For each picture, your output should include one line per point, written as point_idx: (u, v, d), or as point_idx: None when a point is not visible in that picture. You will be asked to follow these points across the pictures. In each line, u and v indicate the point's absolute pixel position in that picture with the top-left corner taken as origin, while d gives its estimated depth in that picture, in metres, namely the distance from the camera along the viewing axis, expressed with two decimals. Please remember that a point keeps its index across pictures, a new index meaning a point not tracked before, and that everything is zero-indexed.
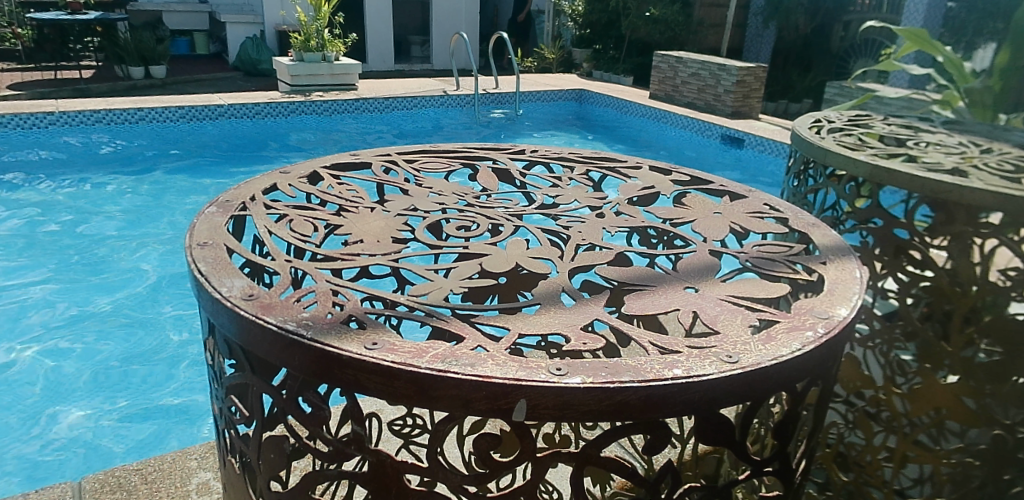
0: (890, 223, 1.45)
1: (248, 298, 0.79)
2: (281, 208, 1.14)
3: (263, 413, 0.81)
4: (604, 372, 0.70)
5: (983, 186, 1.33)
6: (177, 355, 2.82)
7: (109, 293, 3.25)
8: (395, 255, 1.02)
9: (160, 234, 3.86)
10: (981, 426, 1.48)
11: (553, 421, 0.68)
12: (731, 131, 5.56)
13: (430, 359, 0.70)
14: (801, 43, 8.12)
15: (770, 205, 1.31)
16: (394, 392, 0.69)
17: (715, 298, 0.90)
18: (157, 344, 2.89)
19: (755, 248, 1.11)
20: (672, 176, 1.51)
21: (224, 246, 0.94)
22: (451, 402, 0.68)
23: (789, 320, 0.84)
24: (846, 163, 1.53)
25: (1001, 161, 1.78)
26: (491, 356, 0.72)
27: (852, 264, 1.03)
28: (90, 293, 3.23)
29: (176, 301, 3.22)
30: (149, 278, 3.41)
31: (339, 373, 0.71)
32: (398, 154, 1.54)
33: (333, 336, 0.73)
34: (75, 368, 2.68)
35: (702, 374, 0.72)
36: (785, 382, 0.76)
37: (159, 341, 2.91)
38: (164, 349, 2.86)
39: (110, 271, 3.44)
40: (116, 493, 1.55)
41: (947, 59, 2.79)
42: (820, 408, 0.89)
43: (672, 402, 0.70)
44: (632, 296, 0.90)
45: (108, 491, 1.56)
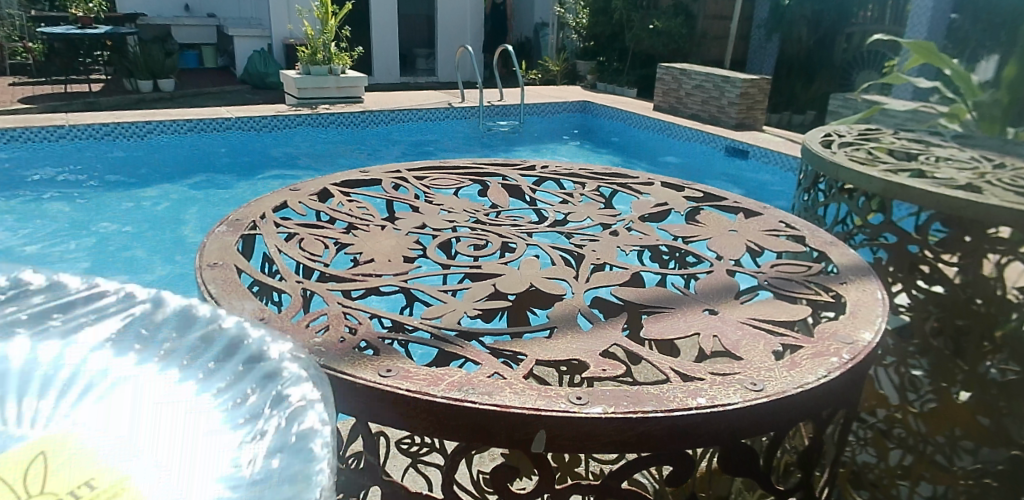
0: (904, 238, 1.43)
1: (259, 322, 0.78)
2: (290, 227, 1.12)
3: None
4: (625, 401, 0.68)
5: (999, 202, 1.31)
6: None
7: None
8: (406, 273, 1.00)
9: (168, 247, 3.86)
10: (998, 446, 1.46)
11: (574, 451, 0.66)
12: (736, 143, 5.54)
13: (445, 387, 0.68)
14: (805, 55, 8.12)
15: (785, 223, 1.29)
16: (408, 422, 0.67)
17: (734, 321, 0.88)
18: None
19: (773, 269, 1.09)
20: (684, 192, 1.50)
21: (234, 267, 0.92)
22: (466, 432, 0.66)
23: (813, 346, 0.81)
24: (858, 178, 1.51)
25: (1015, 177, 1.75)
26: (508, 384, 0.70)
27: (873, 285, 1.01)
28: None
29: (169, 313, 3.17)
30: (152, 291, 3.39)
31: (353, 402, 0.69)
32: (408, 171, 1.52)
33: (345, 362, 0.71)
34: None
35: (726, 403, 0.69)
36: (810, 410, 0.74)
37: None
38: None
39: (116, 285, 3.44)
40: None
41: (955, 72, 2.75)
42: (843, 435, 0.86)
43: (697, 432, 0.68)
44: (650, 318, 0.88)
45: None
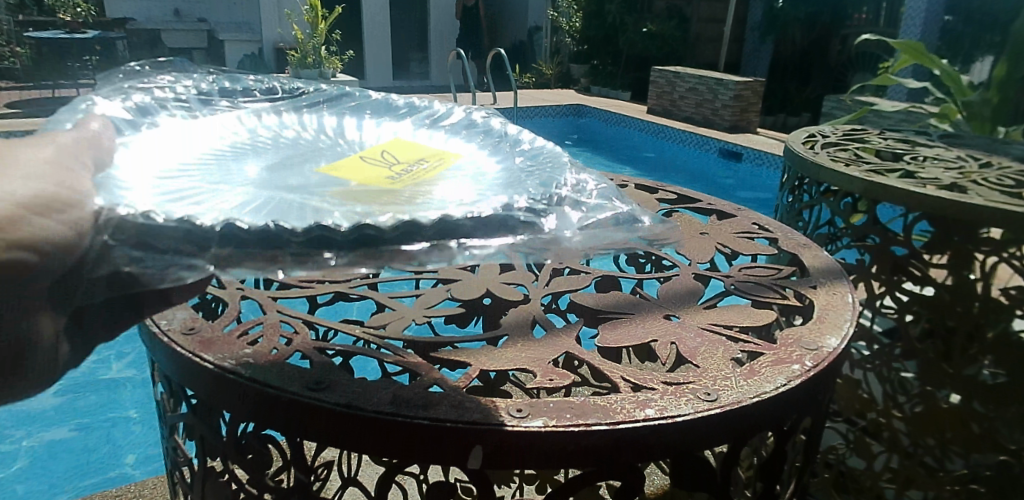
0: (886, 240, 1.39)
1: (188, 333, 0.74)
2: None
3: (204, 455, 0.75)
4: (568, 413, 0.64)
5: (982, 202, 1.27)
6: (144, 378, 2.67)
7: None
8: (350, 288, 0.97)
9: None
10: (985, 451, 1.41)
11: (512, 467, 0.62)
12: (730, 145, 5.52)
13: (378, 399, 0.64)
14: (799, 57, 8.10)
15: (759, 225, 1.25)
16: (336, 437, 0.63)
17: (696, 327, 0.84)
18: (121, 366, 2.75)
19: (742, 272, 1.05)
20: (658, 194, 1.46)
21: None
22: (398, 448, 0.62)
23: (774, 353, 0.78)
24: (839, 179, 1.47)
25: (1001, 176, 1.72)
26: (446, 396, 0.66)
27: (844, 288, 0.97)
28: None
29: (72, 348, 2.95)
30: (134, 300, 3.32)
31: (280, 416, 0.65)
32: None
33: (275, 374, 0.67)
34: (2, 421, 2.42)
35: (676, 415, 0.65)
36: (770, 420, 0.70)
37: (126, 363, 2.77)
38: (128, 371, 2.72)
39: None
40: None
41: (946, 72, 2.74)
42: (810, 444, 0.83)
43: (643, 445, 0.64)
44: (606, 325, 0.85)
45: None
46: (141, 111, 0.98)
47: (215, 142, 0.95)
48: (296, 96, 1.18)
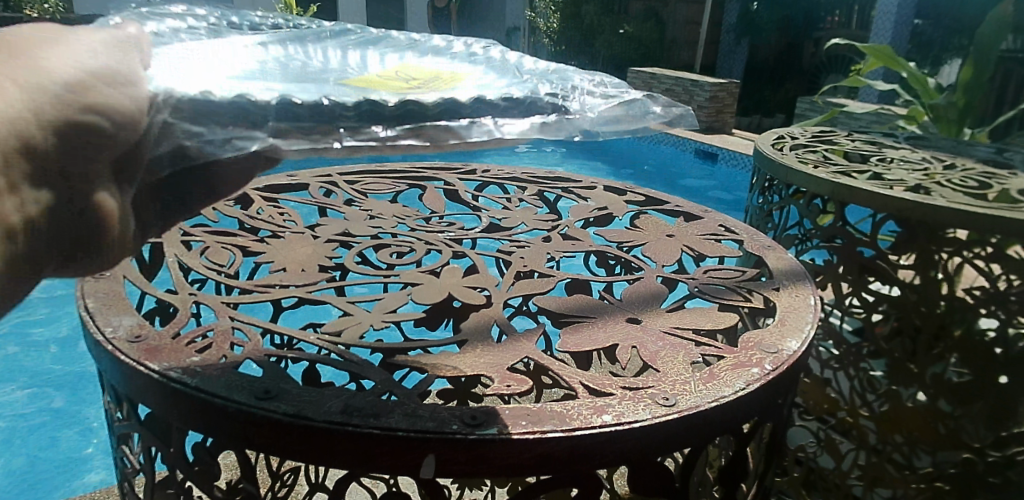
0: (852, 241, 1.41)
1: (134, 340, 0.71)
2: (199, 234, 1.06)
3: (151, 466, 0.73)
4: (524, 420, 0.63)
5: (945, 204, 1.29)
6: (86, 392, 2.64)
7: None
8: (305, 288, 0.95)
9: None
10: (950, 449, 1.41)
11: (466, 477, 0.61)
12: (705, 146, 5.56)
13: (328, 408, 0.62)
14: (773, 59, 8.19)
15: (725, 227, 1.26)
16: (286, 448, 0.61)
17: (657, 330, 0.83)
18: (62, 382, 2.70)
19: (706, 274, 1.05)
20: (626, 195, 1.45)
21: (121, 279, 0.85)
22: (350, 458, 0.60)
23: (734, 356, 0.77)
24: (807, 181, 1.48)
25: (965, 177, 1.75)
26: (400, 404, 0.64)
27: (807, 290, 0.97)
28: None
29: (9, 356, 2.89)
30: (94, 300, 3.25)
31: (227, 426, 0.63)
32: (339, 175, 1.46)
33: (222, 383, 0.65)
34: None
35: (633, 420, 0.64)
36: (727, 424, 0.69)
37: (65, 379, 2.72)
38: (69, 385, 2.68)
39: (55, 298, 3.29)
40: None
41: (912, 75, 2.79)
42: (771, 446, 0.82)
43: (598, 452, 0.63)
44: (567, 329, 0.83)
45: None
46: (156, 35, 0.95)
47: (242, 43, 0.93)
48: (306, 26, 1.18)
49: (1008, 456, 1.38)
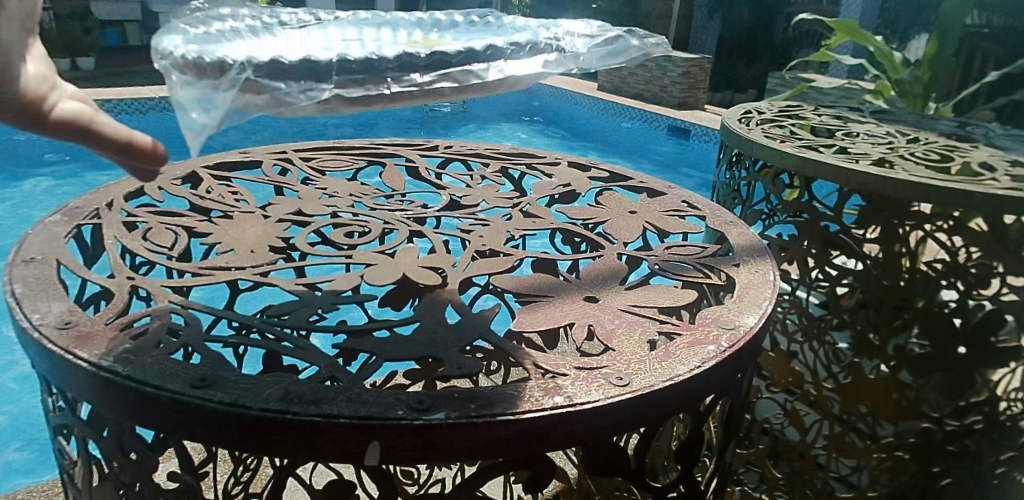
0: (817, 216, 1.41)
1: (62, 327, 0.67)
2: (143, 215, 1.01)
3: (87, 459, 0.70)
4: (473, 403, 0.61)
5: (907, 177, 1.29)
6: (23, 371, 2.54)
7: None
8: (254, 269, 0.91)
9: None
10: (909, 419, 1.43)
11: (413, 462, 0.59)
12: (677, 122, 5.56)
13: (268, 396, 0.60)
14: (745, 35, 8.19)
15: (688, 203, 1.24)
16: (223, 438, 0.58)
17: (615, 308, 0.82)
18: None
19: (667, 250, 1.04)
20: (590, 172, 1.43)
21: (54, 262, 0.81)
22: (291, 446, 0.58)
23: (691, 334, 0.76)
24: (772, 156, 1.48)
25: (927, 151, 1.76)
26: (344, 390, 0.62)
27: (767, 265, 0.97)
28: None
29: None
30: None
31: (160, 416, 0.60)
32: (296, 152, 1.41)
33: (156, 371, 0.62)
34: None
35: (586, 401, 0.63)
36: (682, 403, 0.68)
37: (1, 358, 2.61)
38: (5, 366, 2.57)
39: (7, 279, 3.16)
40: None
41: (879, 50, 2.79)
42: (730, 423, 0.82)
43: (549, 434, 0.62)
44: (525, 309, 0.81)
45: None
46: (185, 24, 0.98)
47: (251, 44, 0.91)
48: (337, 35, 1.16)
49: (966, 425, 1.40)
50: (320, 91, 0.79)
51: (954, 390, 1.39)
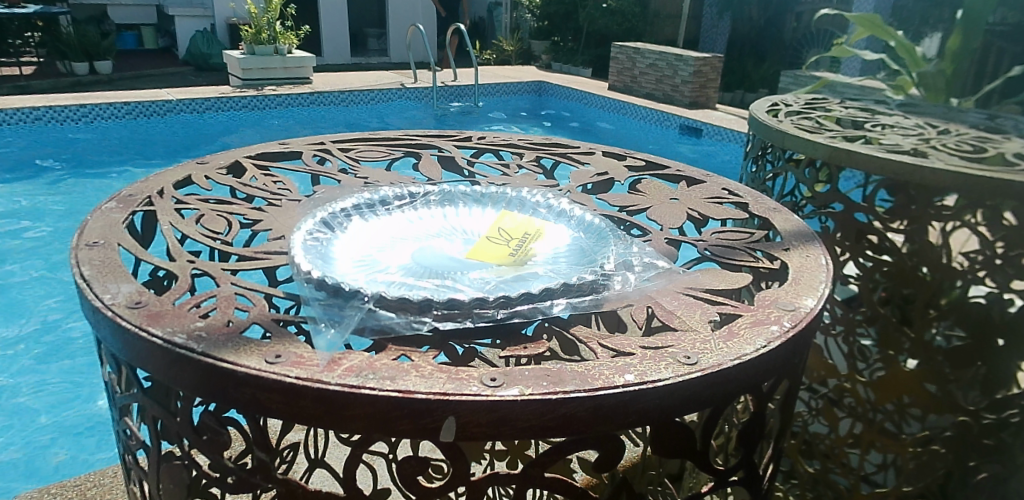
0: (850, 207, 1.34)
1: (134, 306, 0.69)
2: (193, 203, 1.03)
3: (156, 437, 0.70)
4: (545, 381, 0.61)
5: (944, 166, 1.23)
6: (87, 362, 2.61)
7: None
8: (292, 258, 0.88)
9: None
10: (945, 412, 1.38)
11: (488, 439, 0.59)
12: (689, 121, 5.54)
13: (341, 372, 0.60)
14: (755, 34, 8.13)
15: (728, 190, 1.24)
16: (297, 413, 0.59)
17: (671, 291, 0.81)
18: (63, 350, 2.68)
19: (714, 236, 1.04)
20: (626, 161, 1.43)
21: (116, 246, 0.83)
22: (366, 423, 0.58)
23: (752, 314, 0.76)
24: (804, 146, 1.42)
25: (959, 142, 1.73)
26: (415, 367, 0.62)
27: (817, 250, 0.96)
28: None
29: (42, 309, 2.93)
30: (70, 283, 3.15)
31: (235, 392, 0.60)
32: (333, 143, 1.43)
33: (229, 349, 0.62)
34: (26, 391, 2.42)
35: (656, 379, 0.63)
36: (749, 382, 0.68)
37: (67, 347, 2.70)
38: (74, 353, 2.66)
39: (26, 279, 3.16)
40: None
41: (899, 44, 2.70)
42: (787, 406, 0.82)
43: (623, 413, 0.61)
44: (577, 304, 0.77)
45: None
46: (300, 212, 1.03)
47: (336, 243, 0.90)
48: (420, 199, 1.11)
49: (1003, 418, 1.36)
50: (423, 322, 0.71)
51: (992, 382, 1.37)
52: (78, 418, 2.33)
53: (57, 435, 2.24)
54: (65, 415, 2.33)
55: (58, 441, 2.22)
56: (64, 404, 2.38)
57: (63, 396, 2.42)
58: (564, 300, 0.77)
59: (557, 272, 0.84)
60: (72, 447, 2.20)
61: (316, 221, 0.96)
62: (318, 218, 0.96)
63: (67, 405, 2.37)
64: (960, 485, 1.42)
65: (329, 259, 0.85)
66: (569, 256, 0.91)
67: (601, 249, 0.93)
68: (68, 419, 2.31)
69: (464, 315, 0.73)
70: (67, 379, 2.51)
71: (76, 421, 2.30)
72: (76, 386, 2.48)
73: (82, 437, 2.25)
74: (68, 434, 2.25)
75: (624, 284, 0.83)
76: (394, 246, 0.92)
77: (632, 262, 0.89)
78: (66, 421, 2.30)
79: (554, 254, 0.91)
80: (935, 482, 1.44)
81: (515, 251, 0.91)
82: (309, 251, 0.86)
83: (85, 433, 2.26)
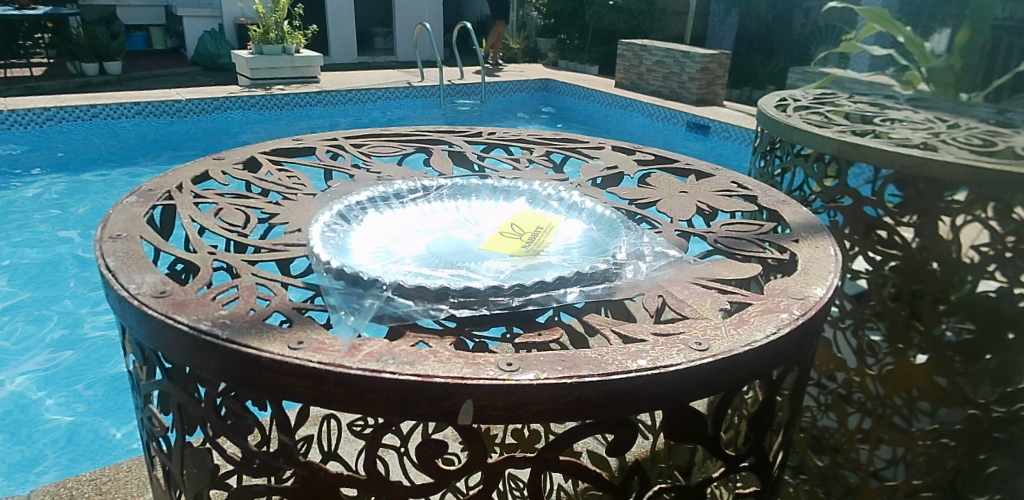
0: (859, 201, 1.35)
1: (159, 296, 0.71)
2: (212, 197, 1.04)
3: (182, 425, 0.72)
4: (560, 366, 0.62)
5: (952, 159, 1.24)
6: (112, 359, 2.66)
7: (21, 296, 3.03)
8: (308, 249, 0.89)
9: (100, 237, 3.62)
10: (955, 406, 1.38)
11: (504, 422, 0.60)
12: (697, 118, 5.54)
13: (362, 357, 0.62)
14: (763, 30, 8.09)
15: (737, 183, 1.25)
16: (320, 397, 0.61)
17: (683, 281, 0.83)
18: (87, 346, 2.72)
19: (724, 229, 1.05)
20: (635, 155, 1.44)
21: (138, 238, 0.85)
22: (387, 405, 0.60)
23: (762, 302, 0.77)
24: (812, 140, 1.43)
25: (969, 136, 1.72)
26: (434, 353, 0.64)
27: (827, 242, 0.97)
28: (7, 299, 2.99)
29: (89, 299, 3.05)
30: (83, 281, 3.19)
31: (259, 377, 0.62)
32: (346, 139, 1.44)
33: (253, 335, 0.64)
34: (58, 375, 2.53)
35: (669, 364, 0.64)
36: (760, 368, 0.69)
37: (92, 344, 2.74)
38: (99, 349, 2.71)
39: (38, 277, 3.20)
40: None
41: (908, 39, 2.68)
42: (797, 394, 0.83)
43: (636, 397, 0.62)
44: (587, 296, 0.79)
45: None
46: (314, 206, 1.05)
47: (351, 236, 0.92)
48: (430, 192, 1.12)
49: (1013, 411, 1.36)
50: (440, 310, 0.73)
51: (1002, 375, 1.37)
52: (106, 411, 2.38)
53: (87, 429, 2.29)
54: (92, 410, 2.37)
55: (87, 434, 2.27)
56: (91, 399, 2.43)
57: (89, 392, 2.46)
58: (578, 288, 0.79)
59: (572, 263, 0.86)
60: (102, 439, 2.25)
61: (330, 214, 0.97)
62: (334, 211, 0.98)
63: (94, 400, 2.42)
64: (970, 477, 1.43)
65: (346, 250, 0.87)
66: (582, 247, 0.93)
67: (613, 239, 0.94)
68: (97, 413, 2.36)
69: (479, 303, 0.74)
70: (94, 374, 2.56)
71: (104, 415, 2.36)
72: (101, 381, 2.53)
73: (111, 429, 2.30)
74: (97, 427, 2.30)
75: (635, 272, 0.84)
76: (408, 237, 0.93)
77: (644, 252, 0.91)
78: (95, 415, 2.35)
79: (566, 245, 0.93)
80: (945, 477, 1.44)
81: (527, 242, 0.93)
82: (327, 242, 0.88)
83: (114, 425, 2.31)
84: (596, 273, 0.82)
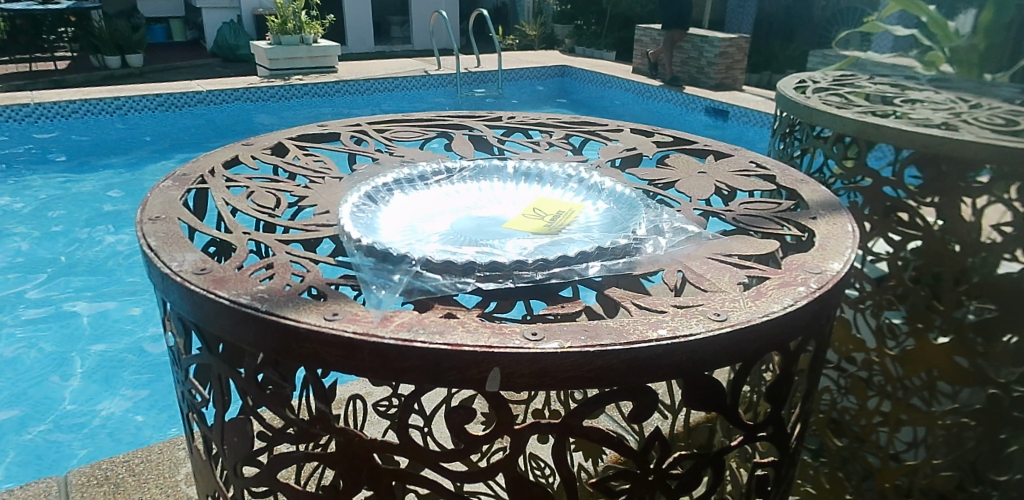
0: (879, 181, 1.34)
1: (199, 272, 0.74)
2: (243, 182, 1.08)
3: (223, 397, 0.76)
4: (583, 335, 0.65)
5: (974, 138, 1.23)
6: (149, 339, 2.75)
7: (47, 286, 3.08)
8: (333, 230, 0.91)
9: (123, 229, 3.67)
10: (974, 385, 1.37)
11: (530, 390, 0.63)
12: (715, 103, 5.49)
13: (393, 327, 0.65)
14: (784, 13, 7.96)
15: (755, 163, 1.26)
16: (355, 366, 0.64)
17: (702, 256, 0.84)
18: (130, 325, 2.84)
19: (742, 207, 1.07)
20: (655, 137, 1.46)
21: (176, 219, 0.89)
22: (418, 374, 0.63)
23: (780, 277, 0.79)
24: (832, 121, 1.42)
25: (991, 116, 1.71)
26: (462, 323, 0.67)
27: (844, 219, 0.98)
28: (35, 288, 3.06)
29: (114, 287, 3.12)
30: (110, 271, 3.26)
31: (297, 347, 0.65)
32: (369, 125, 1.48)
33: (291, 308, 0.68)
34: (82, 364, 2.58)
35: (689, 334, 0.66)
36: (778, 340, 0.71)
37: (134, 324, 2.84)
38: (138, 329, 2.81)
39: (63, 267, 3.26)
40: (104, 485, 1.55)
41: (931, 20, 2.64)
42: (812, 370, 0.84)
43: (656, 365, 0.65)
44: (606, 275, 0.80)
45: (95, 484, 1.55)
46: (346, 188, 1.08)
47: (379, 215, 0.95)
48: (452, 174, 1.16)
49: None
50: (468, 283, 0.76)
51: None
52: (150, 387, 2.48)
53: (134, 406, 2.39)
54: (137, 385, 2.49)
55: (134, 408, 2.38)
56: (134, 378, 2.53)
57: (133, 371, 2.57)
58: (598, 263, 0.81)
59: (598, 242, 0.87)
60: (147, 415, 2.35)
61: (357, 195, 1.00)
62: (362, 193, 1.02)
63: (136, 379, 2.52)
64: (990, 457, 1.41)
65: (374, 228, 0.91)
66: (601, 224, 0.95)
67: (632, 217, 0.97)
68: (140, 388, 2.47)
69: (505, 276, 0.78)
70: (136, 354, 2.66)
71: (144, 393, 2.45)
72: (144, 361, 2.62)
73: (158, 403, 2.41)
74: (144, 402, 2.41)
75: (655, 247, 0.87)
76: (434, 217, 0.96)
77: (663, 228, 0.93)
78: (139, 393, 2.45)
79: (587, 223, 0.96)
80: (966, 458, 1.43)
81: (549, 223, 0.95)
82: (356, 221, 0.91)
83: (157, 403, 2.40)
84: (616, 249, 0.85)
